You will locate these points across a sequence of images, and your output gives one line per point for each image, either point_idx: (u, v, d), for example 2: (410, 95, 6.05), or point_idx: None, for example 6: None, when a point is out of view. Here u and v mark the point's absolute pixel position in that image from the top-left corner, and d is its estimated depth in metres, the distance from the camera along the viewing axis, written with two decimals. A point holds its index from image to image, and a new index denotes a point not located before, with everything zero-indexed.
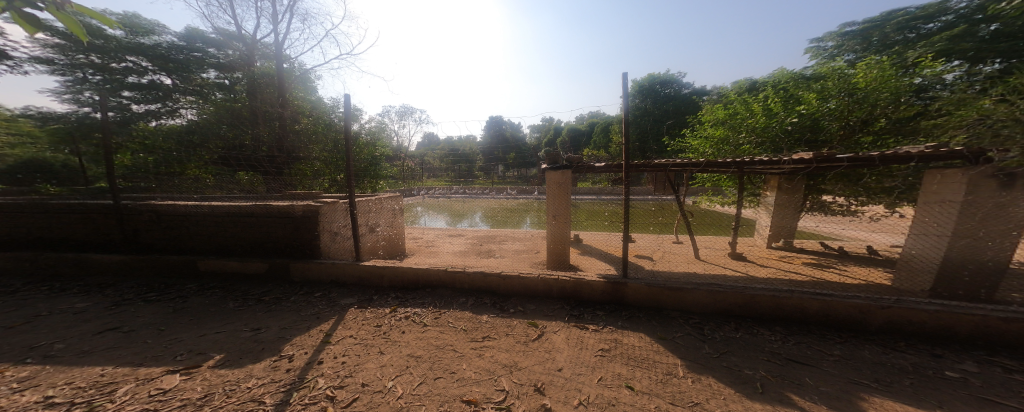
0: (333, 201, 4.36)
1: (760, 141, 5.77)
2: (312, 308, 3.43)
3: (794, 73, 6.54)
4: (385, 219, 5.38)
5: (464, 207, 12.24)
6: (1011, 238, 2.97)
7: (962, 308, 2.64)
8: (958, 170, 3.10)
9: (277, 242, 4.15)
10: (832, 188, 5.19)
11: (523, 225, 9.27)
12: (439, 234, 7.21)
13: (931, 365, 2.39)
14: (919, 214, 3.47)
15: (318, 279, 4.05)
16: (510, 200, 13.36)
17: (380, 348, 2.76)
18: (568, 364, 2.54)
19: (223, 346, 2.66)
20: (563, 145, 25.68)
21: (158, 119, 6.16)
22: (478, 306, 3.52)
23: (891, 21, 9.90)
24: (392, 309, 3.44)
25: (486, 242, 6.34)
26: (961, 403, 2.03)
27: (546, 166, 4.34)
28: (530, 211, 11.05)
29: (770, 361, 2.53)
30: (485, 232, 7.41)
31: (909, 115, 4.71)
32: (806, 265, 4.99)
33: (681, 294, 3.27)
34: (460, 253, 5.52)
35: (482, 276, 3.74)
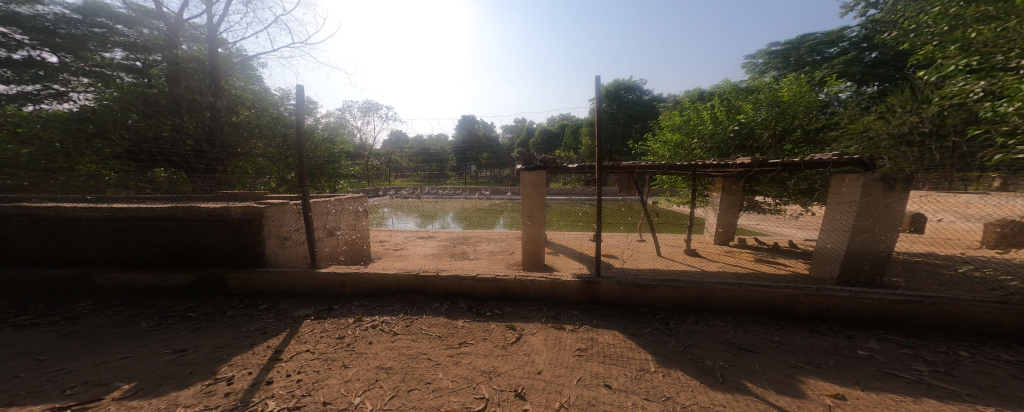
0: (281, 203, 3.98)
1: (711, 146, 6.14)
2: (258, 323, 3.06)
3: (734, 84, 7.21)
4: (346, 221, 5.00)
5: (434, 208, 11.87)
6: (897, 231, 3.55)
7: (868, 293, 3.06)
8: (858, 175, 3.60)
9: (206, 250, 3.66)
10: (764, 190, 5.76)
11: (496, 225, 9.21)
12: (409, 236, 6.90)
13: (848, 345, 2.74)
14: (829, 213, 3.98)
15: (265, 290, 3.65)
16: (483, 200, 13.24)
17: (343, 362, 2.54)
18: (547, 366, 2.53)
19: (136, 373, 2.26)
20: (535, 146, 26.10)
21: (33, 104, 4.50)
22: (453, 311, 3.40)
23: (804, 44, 11.63)
24: (356, 319, 3.20)
25: (459, 244, 6.19)
26: (874, 378, 2.33)
27: (521, 167, 4.35)
28: (503, 212, 11.04)
29: (726, 351, 2.73)
30: (456, 233, 7.21)
31: (815, 127, 5.62)
32: (747, 258, 5.55)
33: (648, 291, 3.42)
34: (430, 256, 5.30)
35: (456, 279, 3.62)
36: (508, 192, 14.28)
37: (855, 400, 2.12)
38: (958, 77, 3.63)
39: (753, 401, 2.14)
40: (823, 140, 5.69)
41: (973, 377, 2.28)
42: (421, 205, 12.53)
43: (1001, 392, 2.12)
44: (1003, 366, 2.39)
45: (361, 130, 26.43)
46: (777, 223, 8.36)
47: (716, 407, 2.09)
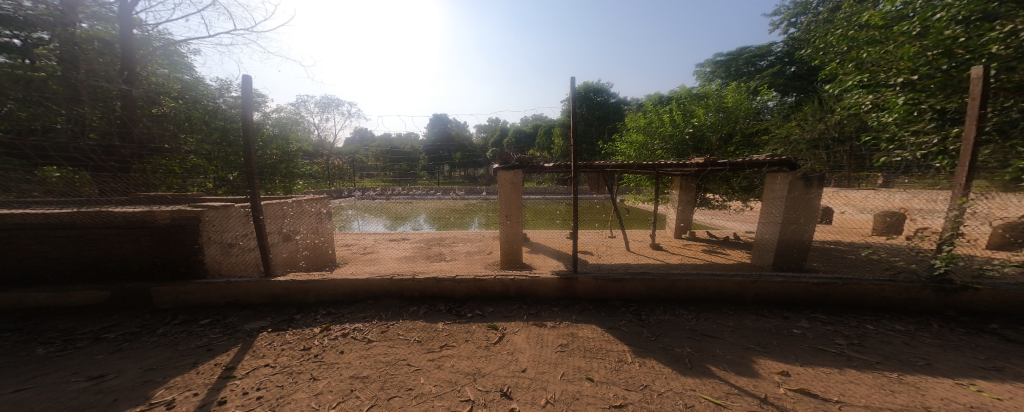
0: (225, 205, 3.56)
1: (670, 147, 6.53)
2: (200, 340, 2.74)
3: (688, 90, 7.78)
4: (307, 224, 4.63)
5: (404, 209, 11.43)
6: (813, 221, 4.06)
7: (803, 276, 3.42)
8: (784, 175, 4.04)
9: (126, 261, 3.21)
10: (713, 188, 6.33)
11: (471, 226, 9.11)
12: (378, 239, 6.58)
13: (789, 325, 3.07)
14: (765, 207, 4.42)
15: (208, 303, 3.27)
16: (457, 201, 13.03)
17: (310, 374, 2.35)
18: (531, 364, 2.54)
19: (39, 407, 1.91)
20: (508, 146, 26.06)
21: None
22: (431, 314, 3.29)
23: (743, 56, 13.31)
24: (324, 328, 2.98)
25: (433, 245, 6.02)
26: (811, 353, 2.63)
27: (498, 166, 4.35)
28: (477, 212, 10.96)
29: (691, 337, 2.93)
30: (428, 234, 7.00)
31: (752, 132, 6.36)
32: (700, 250, 6.03)
33: (622, 285, 3.57)
34: (402, 259, 5.08)
35: (434, 281, 3.51)
36: (483, 193, 14.17)
37: (797, 375, 2.36)
38: (854, 91, 4.29)
39: (715, 382, 2.31)
40: (758, 144, 6.44)
41: (885, 347, 2.65)
42: (391, 206, 12.02)
43: (906, 358, 2.49)
44: (908, 334, 2.81)
45: (320, 126, 24.70)
46: (722, 217, 9.18)
47: (687, 392, 2.21)
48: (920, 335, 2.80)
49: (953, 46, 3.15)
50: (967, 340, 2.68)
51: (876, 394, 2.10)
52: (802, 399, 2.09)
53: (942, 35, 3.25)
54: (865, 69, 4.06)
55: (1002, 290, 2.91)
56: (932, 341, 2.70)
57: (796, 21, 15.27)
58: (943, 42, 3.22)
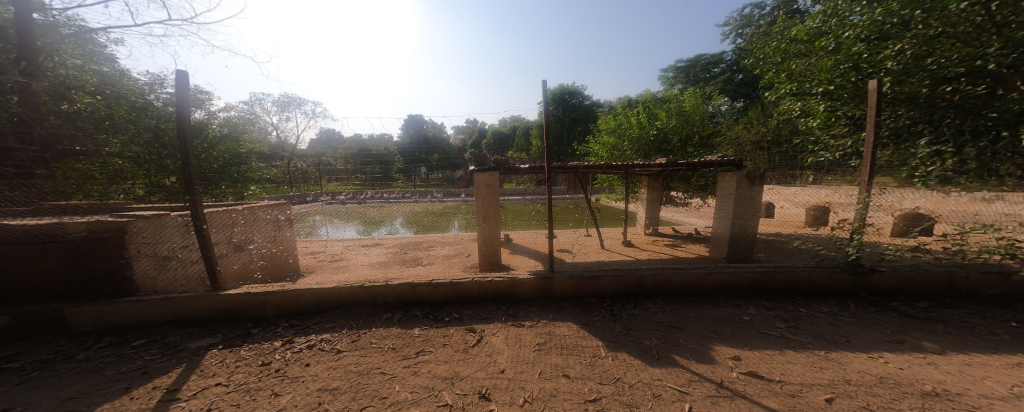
0: (158, 214, 3.33)
1: (638, 149, 6.88)
2: (137, 362, 2.47)
3: (652, 95, 8.26)
4: (262, 233, 4.30)
5: (379, 213, 11.02)
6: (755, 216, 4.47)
7: (754, 266, 3.76)
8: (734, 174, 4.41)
9: (31, 281, 2.77)
10: (676, 186, 6.77)
11: (450, 228, 8.99)
12: (349, 245, 6.29)
13: (743, 312, 3.36)
14: (717, 204, 4.82)
15: (146, 323, 2.94)
16: (435, 204, 12.79)
17: (272, 390, 2.20)
18: (509, 364, 2.57)
19: None
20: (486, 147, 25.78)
21: None
22: (407, 320, 3.21)
23: (699, 62, 14.39)
24: (286, 341, 2.80)
25: (410, 250, 5.86)
26: (760, 337, 2.90)
27: (474, 168, 4.36)
28: (456, 215, 10.84)
29: (658, 328, 3.11)
30: (402, 239, 6.78)
31: (708, 134, 6.90)
32: (666, 245, 6.42)
33: (595, 282, 3.71)
34: (374, 266, 4.88)
35: (410, 287, 3.43)
36: (461, 195, 14.02)
37: (747, 358, 2.59)
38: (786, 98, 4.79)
39: (678, 371, 2.48)
40: (713, 145, 6.97)
41: (821, 327, 2.99)
42: (364, 210, 11.53)
43: (837, 336, 2.83)
44: (837, 314, 3.20)
45: (281, 128, 23.14)
46: (685, 214, 9.80)
47: (654, 381, 2.35)
48: (846, 314, 3.20)
49: (859, 61, 3.59)
50: (884, 317, 3.09)
51: (809, 371, 2.38)
52: (751, 381, 2.31)
53: (851, 50, 3.67)
54: (793, 78, 4.53)
55: (907, 271, 3.39)
56: (858, 319, 3.08)
57: (742, 33, 16.73)
58: (852, 57, 3.64)
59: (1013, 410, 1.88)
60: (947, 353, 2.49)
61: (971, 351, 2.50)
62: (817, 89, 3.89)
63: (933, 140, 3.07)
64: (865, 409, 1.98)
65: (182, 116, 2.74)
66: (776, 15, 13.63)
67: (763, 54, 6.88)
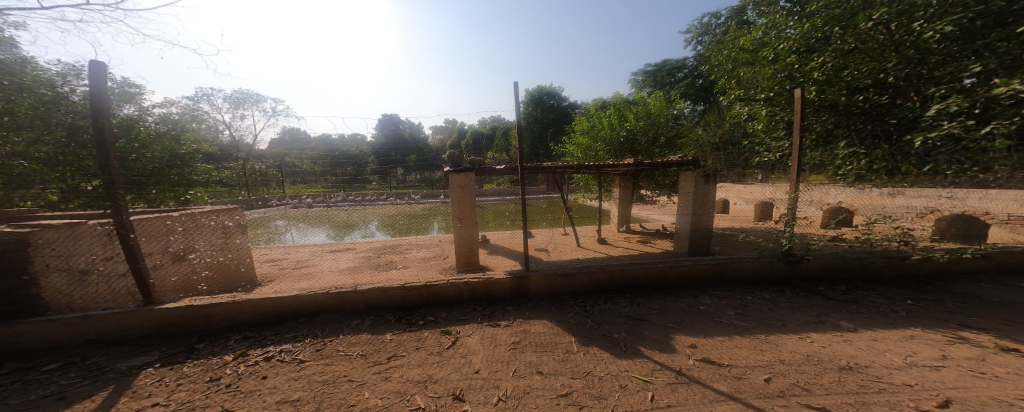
0: (73, 223, 2.92)
1: (609, 149, 7.11)
2: (51, 388, 2.17)
3: (622, 97, 8.59)
4: (207, 239, 3.83)
5: (350, 216, 10.52)
6: (711, 213, 4.79)
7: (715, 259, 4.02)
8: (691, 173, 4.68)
9: None
10: (645, 185, 7.09)
11: (430, 230, 8.80)
12: (317, 251, 5.95)
13: (705, 302, 3.58)
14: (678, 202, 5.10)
15: (61, 344, 2.59)
16: (411, 206, 12.43)
17: (223, 408, 2.03)
18: (484, 364, 2.56)
19: None
20: (465, 147, 25.27)
21: None
22: (378, 325, 3.09)
23: (665, 67, 15.21)
24: (239, 355, 2.59)
25: (383, 253, 5.65)
26: (718, 325, 3.11)
27: (448, 169, 4.32)
28: (433, 217, 10.62)
29: (627, 321, 3.23)
30: (375, 243, 6.50)
31: (672, 136, 7.29)
32: (637, 241, 6.68)
33: (569, 279, 3.78)
34: (344, 271, 4.64)
35: (380, 291, 3.30)
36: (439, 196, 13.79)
37: (703, 345, 2.77)
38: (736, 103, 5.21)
39: (643, 361, 2.60)
40: (677, 145, 7.34)
41: (772, 313, 3.26)
42: (333, 214, 10.97)
43: (785, 320, 3.10)
44: (784, 300, 3.50)
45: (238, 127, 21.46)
46: (655, 211, 10.27)
47: (621, 372, 2.45)
48: (792, 300, 3.51)
49: (792, 71, 4.01)
50: (825, 301, 3.43)
51: (760, 354, 2.59)
52: (708, 367, 2.47)
53: (786, 60, 4.10)
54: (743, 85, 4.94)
55: (839, 259, 3.80)
56: (804, 304, 3.39)
57: (701, 40, 17.80)
58: (786, 67, 4.07)
59: (911, 377, 2.18)
60: (869, 330, 2.82)
61: (890, 328, 2.84)
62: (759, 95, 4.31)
63: (849, 143, 3.58)
64: (801, 384, 2.20)
65: (95, 113, 2.41)
66: (729, 25, 14.64)
67: (717, 61, 7.41)
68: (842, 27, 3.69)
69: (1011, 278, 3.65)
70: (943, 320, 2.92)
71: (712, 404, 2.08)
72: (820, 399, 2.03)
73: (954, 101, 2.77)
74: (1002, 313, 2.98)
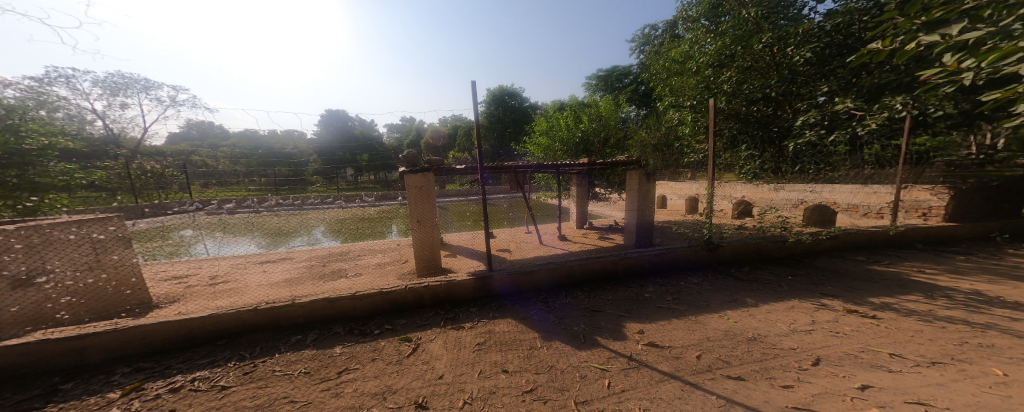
0: None
1: (565, 149, 7.32)
2: None
3: (577, 100, 8.94)
4: (66, 256, 2.79)
5: (288, 223, 9.61)
6: (653, 209, 5.17)
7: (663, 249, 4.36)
8: (636, 171, 5.00)
9: None
10: (600, 183, 7.45)
11: (388, 234, 8.45)
12: (243, 264, 5.32)
13: (654, 290, 3.86)
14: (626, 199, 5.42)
15: None
16: (364, 209, 11.82)
17: None
18: (448, 369, 2.52)
19: None
20: (425, 148, 24.75)
21: None
22: (328, 338, 2.90)
23: (613, 73, 16.31)
24: (128, 389, 2.26)
25: (334, 261, 5.30)
26: (667, 311, 3.37)
27: (404, 170, 4.20)
28: (390, 220, 10.23)
29: (586, 314, 3.38)
30: (310, 253, 5.95)
31: (621, 137, 7.77)
32: (595, 237, 7.03)
33: (532, 276, 3.85)
34: (275, 284, 4.24)
35: (326, 303, 3.11)
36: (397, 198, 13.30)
37: (650, 331, 3.00)
38: (669, 109, 7.43)
39: (600, 350, 2.74)
40: (623, 146, 7.81)
41: (711, 297, 3.61)
42: (270, 220, 9.95)
43: (722, 302, 3.45)
44: (710, 284, 3.93)
45: None
46: (609, 207, 10.89)
47: (581, 364, 2.56)
48: (727, 283, 3.92)
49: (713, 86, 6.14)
50: (753, 283, 3.90)
51: (701, 336, 2.85)
52: (656, 351, 2.67)
53: (707, 73, 6.25)
54: (673, 93, 7.13)
55: (743, 245, 4.45)
56: (737, 287, 3.82)
57: (642, 50, 19.37)
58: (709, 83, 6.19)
59: (818, 346, 2.56)
60: (772, 306, 3.33)
61: (802, 304, 3.30)
62: (690, 103, 6.34)
63: (748, 146, 5.99)
64: (726, 358, 2.49)
65: None
66: (664, 37, 16.14)
67: (656, 70, 8.10)
68: (742, 47, 5.80)
69: (884, 256, 4.48)
70: (815, 292, 3.59)
71: (660, 385, 2.25)
72: (750, 373, 2.29)
73: (811, 116, 4.98)
74: (870, 284, 3.69)
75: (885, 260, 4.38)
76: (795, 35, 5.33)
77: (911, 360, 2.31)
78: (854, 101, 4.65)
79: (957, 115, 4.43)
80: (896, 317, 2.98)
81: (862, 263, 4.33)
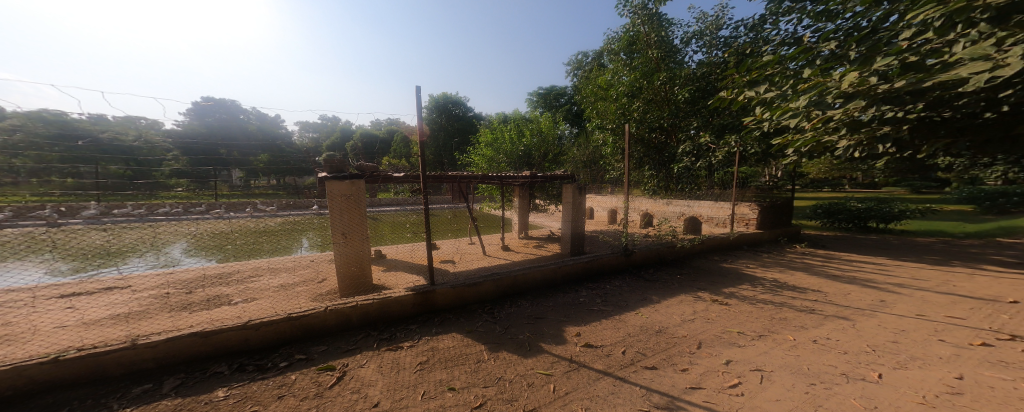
0: None
1: (509, 162, 7.45)
2: None
3: (519, 114, 9.34)
4: None
5: (121, 242, 7.30)
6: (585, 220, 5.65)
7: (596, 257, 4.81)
8: (571, 186, 5.43)
9: None
10: (540, 195, 7.85)
11: (295, 249, 7.30)
12: (49, 299, 3.81)
13: (590, 294, 4.19)
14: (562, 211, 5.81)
15: None
16: (264, 221, 9.99)
17: None
18: (385, 395, 2.26)
19: None
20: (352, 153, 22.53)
21: None
22: (208, 380, 2.28)
23: (553, 93, 17.56)
24: None
25: (230, 285, 4.32)
26: (601, 312, 3.69)
27: (327, 175, 3.73)
28: (301, 233, 8.90)
29: (530, 321, 3.47)
30: (155, 280, 4.55)
31: (559, 153, 8.41)
32: (534, 246, 7.32)
33: (477, 288, 3.79)
34: (113, 323, 3.15)
35: (205, 337, 2.46)
36: (315, 208, 11.63)
37: (586, 332, 3.23)
38: (596, 131, 8.40)
39: (544, 356, 2.84)
40: (560, 161, 8.43)
41: (637, 296, 4.10)
42: (92, 238, 7.36)
43: (646, 301, 3.95)
44: (628, 286, 4.46)
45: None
46: (547, 218, 11.51)
47: (527, 372, 2.58)
48: (647, 284, 4.50)
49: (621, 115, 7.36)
50: (668, 283, 4.56)
51: (629, 333, 3.19)
52: (593, 351, 2.89)
53: (623, 101, 7.36)
54: (598, 117, 8.14)
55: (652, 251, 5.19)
56: (656, 287, 4.41)
57: (575, 74, 21.09)
58: (621, 112, 7.37)
59: (716, 332, 3.13)
60: (669, 300, 3.96)
61: (703, 298, 4.00)
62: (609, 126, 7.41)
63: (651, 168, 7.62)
64: (644, 351, 2.85)
65: None
66: (593, 65, 18.04)
67: (588, 94, 9.01)
68: (647, 82, 6.96)
69: (754, 257, 5.76)
70: (705, 287, 4.39)
71: (596, 383, 2.44)
72: (668, 361, 2.66)
73: (686, 147, 6.71)
74: (747, 279, 4.68)
75: (748, 259, 5.63)
76: (679, 77, 6.75)
77: (774, 336, 3.01)
78: (708, 137, 6.25)
79: (760, 154, 6.29)
80: (765, 302, 3.84)
81: (716, 261, 5.50)
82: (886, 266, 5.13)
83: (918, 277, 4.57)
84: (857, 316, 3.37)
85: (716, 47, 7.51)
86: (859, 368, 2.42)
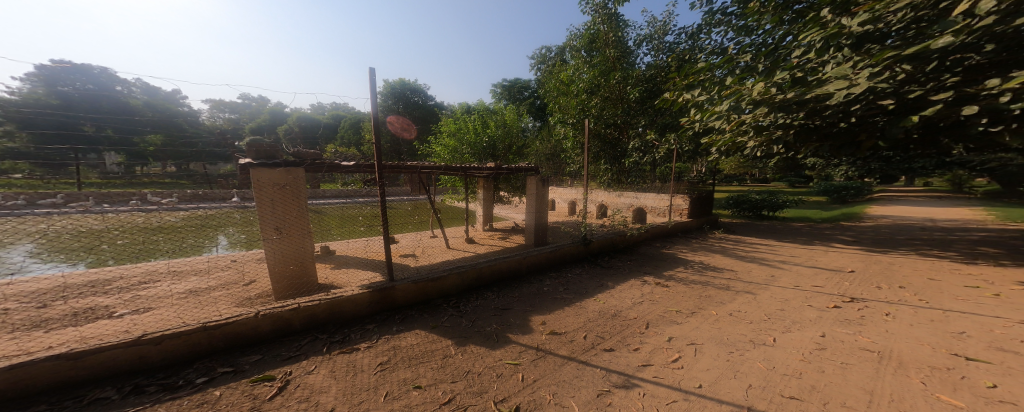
0: None
1: (473, 153, 7.21)
2: None
3: (484, 104, 9.08)
4: None
5: None
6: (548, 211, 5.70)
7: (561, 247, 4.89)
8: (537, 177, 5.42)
9: None
10: (503, 187, 7.74)
11: (207, 249, 6.20)
12: None
13: (554, 283, 4.25)
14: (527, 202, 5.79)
15: None
16: (161, 219, 8.33)
17: None
18: (341, 401, 2.00)
19: None
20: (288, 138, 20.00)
21: None
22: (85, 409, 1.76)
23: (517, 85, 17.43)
24: None
25: (125, 294, 3.51)
26: (566, 300, 3.75)
27: (254, 162, 3.17)
28: (221, 230, 7.61)
29: (497, 313, 3.39)
30: None
31: (523, 146, 8.39)
32: (498, 238, 7.24)
33: (441, 282, 3.59)
34: None
35: (77, 358, 1.90)
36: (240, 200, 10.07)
37: (551, 321, 3.25)
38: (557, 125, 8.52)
39: (512, 346, 2.78)
40: (524, 154, 8.42)
41: (599, 283, 4.25)
42: None
43: (607, 287, 4.12)
44: (588, 274, 4.61)
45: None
46: (509, 210, 11.46)
47: (495, 364, 2.50)
48: (607, 272, 4.71)
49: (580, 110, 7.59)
50: (626, 269, 4.82)
51: (593, 318, 3.29)
52: (559, 337, 2.92)
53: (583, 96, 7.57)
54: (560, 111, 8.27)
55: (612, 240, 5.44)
56: (615, 274, 4.63)
57: (538, 67, 21.14)
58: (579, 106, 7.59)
59: (670, 312, 3.38)
60: (624, 286, 4.17)
61: (657, 282, 4.30)
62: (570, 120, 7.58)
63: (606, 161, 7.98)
64: (604, 334, 2.95)
65: None
66: (556, 60, 18.25)
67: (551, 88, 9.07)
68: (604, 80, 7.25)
69: (697, 243, 6.37)
70: (659, 272, 4.72)
71: (563, 368, 2.45)
72: (630, 342, 2.79)
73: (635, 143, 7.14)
74: (694, 263, 5.16)
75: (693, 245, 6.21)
76: (632, 77, 7.15)
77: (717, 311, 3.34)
78: (653, 134, 6.74)
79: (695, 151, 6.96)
80: (708, 282, 4.25)
81: (659, 248, 5.97)
82: (792, 247, 6.05)
83: (797, 254, 5.47)
84: (758, 290, 3.90)
85: (663, 51, 8.07)
86: (783, 333, 2.78)
